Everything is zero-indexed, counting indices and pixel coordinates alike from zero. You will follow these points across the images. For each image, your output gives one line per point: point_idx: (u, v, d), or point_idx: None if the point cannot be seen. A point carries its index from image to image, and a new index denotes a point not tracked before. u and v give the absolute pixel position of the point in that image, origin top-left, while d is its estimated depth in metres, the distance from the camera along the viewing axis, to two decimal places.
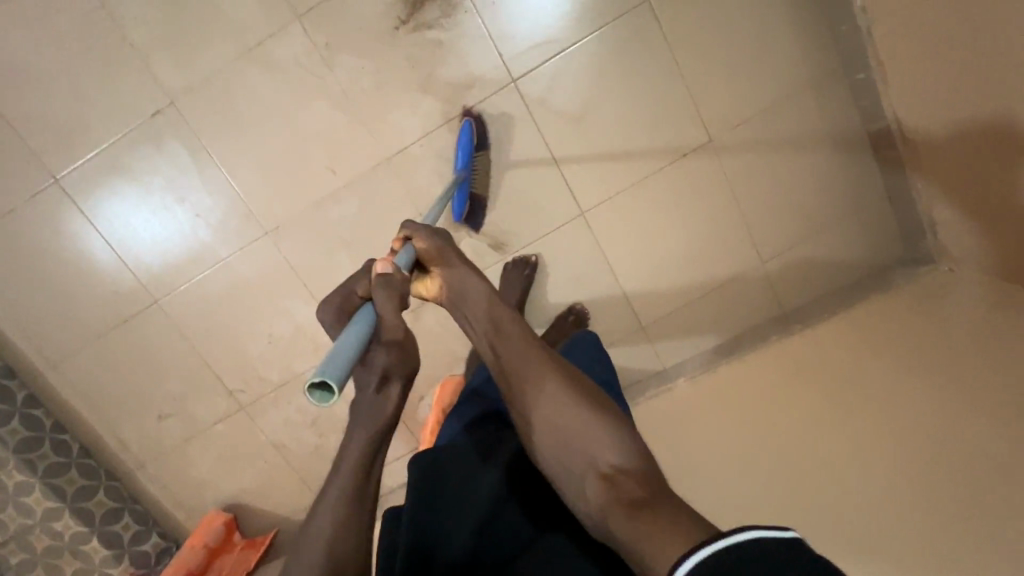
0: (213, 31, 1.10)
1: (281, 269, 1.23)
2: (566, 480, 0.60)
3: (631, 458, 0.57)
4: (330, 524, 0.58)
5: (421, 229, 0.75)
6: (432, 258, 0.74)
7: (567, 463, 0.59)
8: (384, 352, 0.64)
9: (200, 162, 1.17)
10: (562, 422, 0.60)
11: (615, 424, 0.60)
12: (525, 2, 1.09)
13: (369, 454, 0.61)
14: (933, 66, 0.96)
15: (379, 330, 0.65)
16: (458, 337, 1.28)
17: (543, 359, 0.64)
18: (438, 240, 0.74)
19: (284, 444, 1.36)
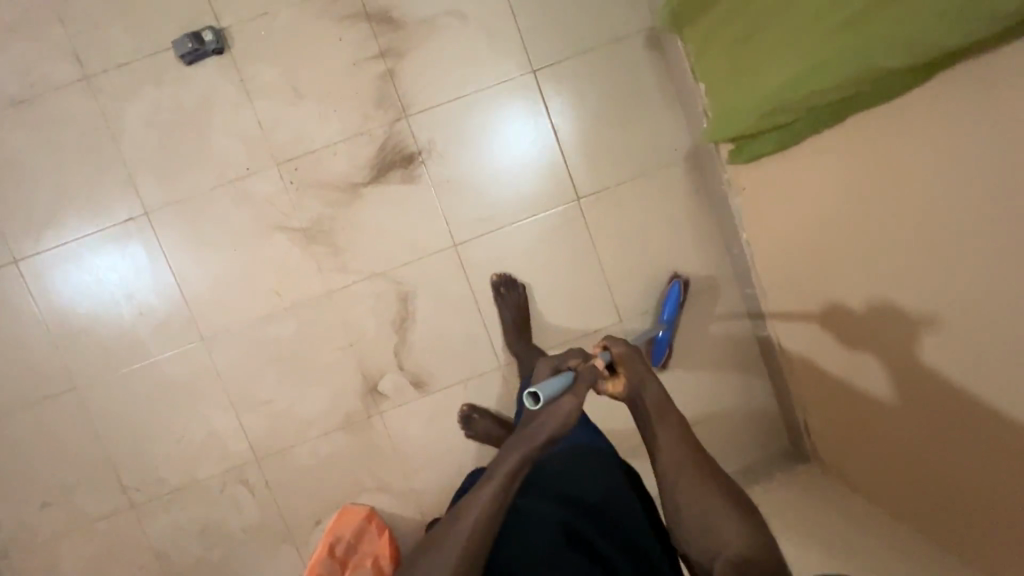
0: (199, 162, 1.25)
1: (209, 376, 1.29)
2: (702, 561, 0.70)
3: (732, 528, 0.69)
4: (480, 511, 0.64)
5: (621, 345, 0.83)
6: (619, 362, 0.82)
7: (711, 549, 0.69)
8: (570, 399, 0.73)
9: (157, 267, 1.26)
10: (705, 510, 0.71)
11: (735, 512, 0.70)
12: (475, 185, 1.29)
13: (510, 480, 0.67)
14: (800, 301, 1.15)
15: (569, 388, 0.75)
16: (364, 465, 1.32)
17: (699, 463, 0.75)
18: (630, 350, 0.83)
19: (164, 551, 1.31)
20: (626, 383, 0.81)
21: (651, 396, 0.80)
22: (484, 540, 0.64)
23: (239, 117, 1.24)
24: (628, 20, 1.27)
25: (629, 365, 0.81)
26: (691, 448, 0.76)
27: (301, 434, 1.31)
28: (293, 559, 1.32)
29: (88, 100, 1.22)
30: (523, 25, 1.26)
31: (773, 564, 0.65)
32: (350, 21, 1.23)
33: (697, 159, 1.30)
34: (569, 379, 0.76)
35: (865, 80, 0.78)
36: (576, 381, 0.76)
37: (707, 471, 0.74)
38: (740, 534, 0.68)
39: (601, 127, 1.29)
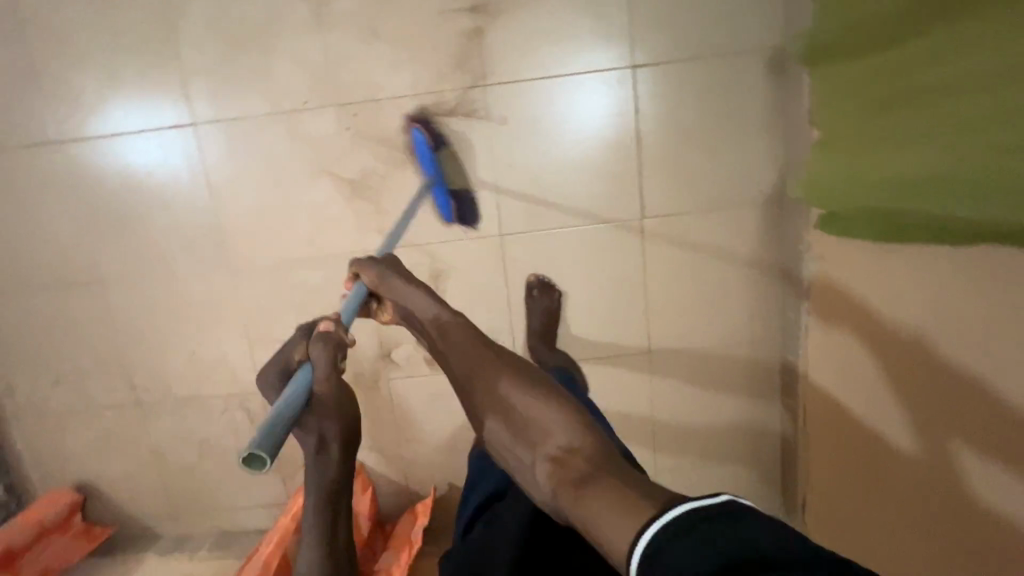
0: (255, 81, 1.16)
1: (229, 302, 1.28)
2: (521, 470, 0.68)
3: (540, 422, 0.68)
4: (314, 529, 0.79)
5: (366, 264, 0.81)
6: (376, 290, 0.80)
7: (520, 451, 0.68)
8: (325, 391, 0.66)
9: (195, 183, 1.22)
10: (519, 421, 0.69)
11: (558, 407, 0.69)
12: (536, 176, 1.19)
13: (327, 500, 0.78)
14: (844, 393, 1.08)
15: (311, 383, 0.65)
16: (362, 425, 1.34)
17: (492, 357, 0.75)
18: (380, 269, 0.81)
19: (161, 451, 1.37)
20: (395, 311, 0.81)
21: (417, 307, 0.78)
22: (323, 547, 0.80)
23: (306, 43, 1.14)
24: (754, 32, 1.11)
25: (388, 288, 0.79)
26: (480, 341, 0.77)
27: None
28: (279, 488, 1.39)
29: None
30: (634, 12, 1.11)
31: (597, 454, 0.63)
32: None
33: (780, 207, 1.18)
34: (310, 370, 0.65)
35: (978, 229, 0.72)
36: (316, 371, 0.66)
37: (513, 364, 0.74)
38: (569, 436, 0.66)
39: (688, 147, 1.17)
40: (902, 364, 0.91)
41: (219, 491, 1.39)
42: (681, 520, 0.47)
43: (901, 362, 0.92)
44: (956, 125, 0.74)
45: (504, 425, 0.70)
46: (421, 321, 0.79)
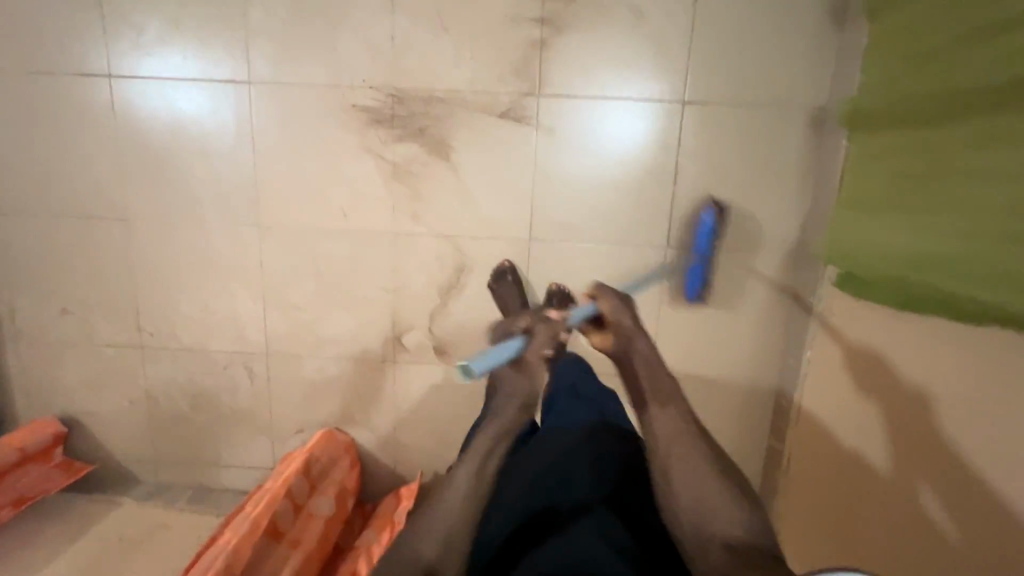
0: (317, 51, 1.18)
1: (251, 262, 1.29)
2: (687, 536, 0.68)
3: (717, 494, 0.69)
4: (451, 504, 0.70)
5: (608, 291, 0.87)
6: (605, 315, 0.86)
7: (691, 514, 0.68)
8: (535, 369, 0.77)
9: (240, 139, 1.23)
10: (697, 482, 0.70)
11: (733, 488, 0.70)
12: (574, 189, 1.23)
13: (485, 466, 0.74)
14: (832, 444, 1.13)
15: (520, 356, 0.78)
16: (361, 402, 1.36)
17: (689, 422, 0.76)
18: (620, 303, 0.86)
19: (155, 397, 1.37)
20: (613, 342, 0.85)
21: (635, 349, 0.83)
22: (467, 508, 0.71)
23: (374, 23, 1.16)
24: (802, 90, 1.16)
25: (614, 318, 0.85)
26: (687, 416, 0.77)
27: (315, 349, 1.33)
28: (267, 451, 1.39)
29: None
30: (693, 51, 1.16)
31: (762, 539, 0.66)
32: None
33: (797, 259, 1.23)
34: (523, 342, 0.78)
35: (988, 313, 0.76)
36: (530, 343, 0.78)
37: (694, 437, 0.75)
38: (737, 517, 0.67)
39: (722, 186, 1.22)
40: (894, 425, 0.97)
41: (207, 446, 1.39)
42: None
43: (893, 423, 0.97)
44: (981, 210, 0.79)
45: (678, 471, 0.71)
46: (638, 355, 0.83)
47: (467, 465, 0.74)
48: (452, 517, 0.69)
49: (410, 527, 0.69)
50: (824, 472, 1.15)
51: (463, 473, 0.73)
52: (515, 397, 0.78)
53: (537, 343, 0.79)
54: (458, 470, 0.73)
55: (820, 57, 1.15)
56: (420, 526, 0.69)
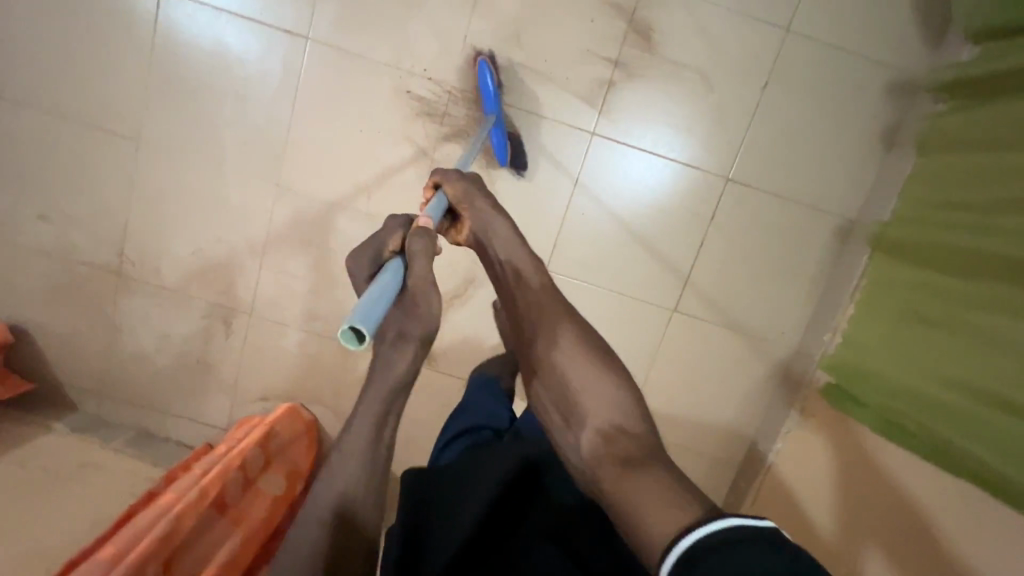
0: (386, 29, 1.15)
1: (259, 219, 1.24)
2: (559, 431, 0.62)
3: (607, 392, 0.61)
4: (354, 469, 0.56)
5: (449, 173, 0.77)
6: (455, 203, 0.76)
7: (563, 408, 0.62)
8: (421, 296, 0.58)
9: (282, 92, 1.17)
10: (579, 370, 0.62)
11: (617, 377, 0.62)
12: (601, 232, 1.23)
13: (381, 427, 0.58)
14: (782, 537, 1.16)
15: (405, 286, 0.59)
16: (333, 384, 1.32)
17: (558, 302, 0.68)
18: (467, 183, 0.75)
19: (119, 329, 1.29)
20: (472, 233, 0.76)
21: (494, 235, 0.73)
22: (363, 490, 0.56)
23: (452, 19, 1.14)
24: (837, 199, 1.20)
25: (466, 200, 0.75)
26: (554, 291, 0.70)
27: (301, 322, 1.29)
28: (225, 410, 1.34)
29: None
30: (749, 135, 1.18)
31: (648, 441, 0.57)
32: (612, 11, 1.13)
33: (791, 353, 1.27)
34: (400, 269, 0.60)
35: (980, 470, 0.80)
36: (412, 270, 0.60)
37: (566, 311, 0.68)
38: (620, 414, 0.59)
39: (741, 268, 1.24)
40: (849, 536, 1.00)
41: (164, 390, 1.33)
42: (706, 544, 0.42)
43: (847, 535, 1.01)
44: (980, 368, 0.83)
45: (554, 349, 0.64)
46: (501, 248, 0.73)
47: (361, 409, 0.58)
48: (352, 470, 0.56)
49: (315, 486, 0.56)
50: None
51: (364, 419, 0.57)
52: (407, 339, 0.57)
53: (419, 269, 0.60)
54: (358, 412, 0.58)
55: (863, 174, 1.19)
56: (317, 487, 0.56)
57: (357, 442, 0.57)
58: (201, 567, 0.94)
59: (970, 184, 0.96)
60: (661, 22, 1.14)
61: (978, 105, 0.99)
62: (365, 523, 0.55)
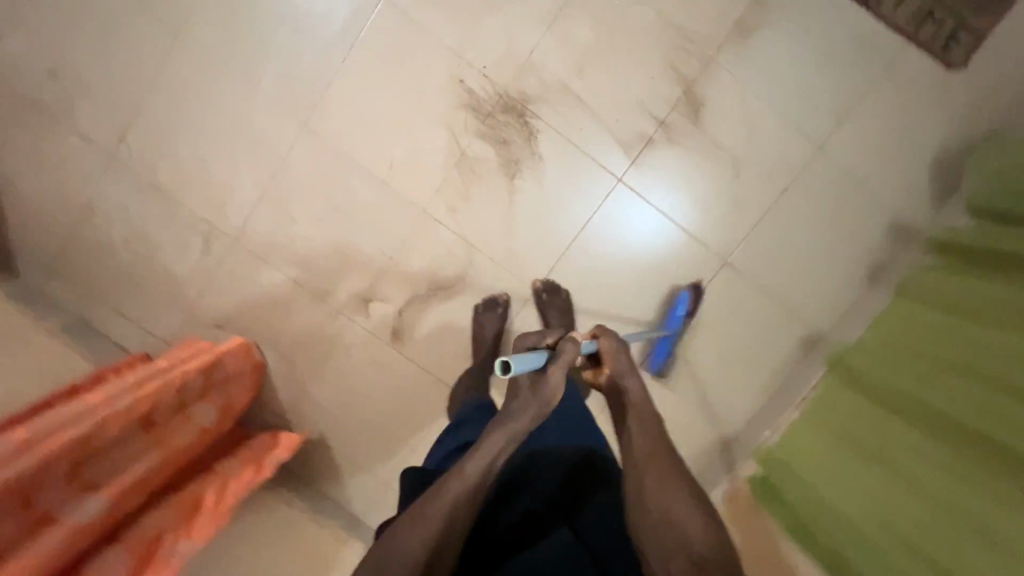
0: (460, 18, 1.16)
1: (277, 152, 1.22)
2: (637, 523, 0.64)
3: (686, 493, 0.65)
4: (447, 509, 0.61)
5: (614, 338, 0.75)
6: (604, 358, 0.75)
7: (649, 501, 0.64)
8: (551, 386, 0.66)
9: (340, 40, 1.17)
10: (659, 470, 0.66)
11: (683, 473, 0.67)
12: (598, 273, 1.27)
13: (485, 472, 0.63)
14: None
15: (543, 368, 0.67)
16: (295, 333, 1.31)
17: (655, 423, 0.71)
18: (621, 344, 0.75)
19: (97, 210, 1.26)
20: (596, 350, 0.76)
21: (626, 387, 0.73)
22: (451, 529, 0.61)
23: (525, 31, 1.16)
24: (822, 315, 1.26)
25: (612, 359, 0.74)
26: (648, 398, 0.74)
27: (285, 265, 1.28)
28: (177, 324, 1.31)
29: None
30: (757, 229, 1.24)
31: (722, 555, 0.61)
32: (673, 78, 1.18)
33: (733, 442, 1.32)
34: (544, 358, 0.67)
35: None
36: (555, 358, 0.68)
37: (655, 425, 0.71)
38: (699, 525, 0.63)
39: (715, 349, 1.29)
40: None
41: (126, 286, 1.30)
42: None
43: None
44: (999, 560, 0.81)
45: (637, 441, 0.69)
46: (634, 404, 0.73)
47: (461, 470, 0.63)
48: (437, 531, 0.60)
49: (392, 528, 0.62)
50: None
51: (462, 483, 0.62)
52: (528, 412, 0.65)
53: (560, 364, 0.67)
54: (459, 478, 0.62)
55: (846, 297, 1.25)
56: (406, 520, 0.61)
57: (459, 480, 0.62)
58: (106, 481, 0.89)
59: (963, 347, 0.98)
60: (713, 103, 1.19)
61: (977, 276, 1.03)
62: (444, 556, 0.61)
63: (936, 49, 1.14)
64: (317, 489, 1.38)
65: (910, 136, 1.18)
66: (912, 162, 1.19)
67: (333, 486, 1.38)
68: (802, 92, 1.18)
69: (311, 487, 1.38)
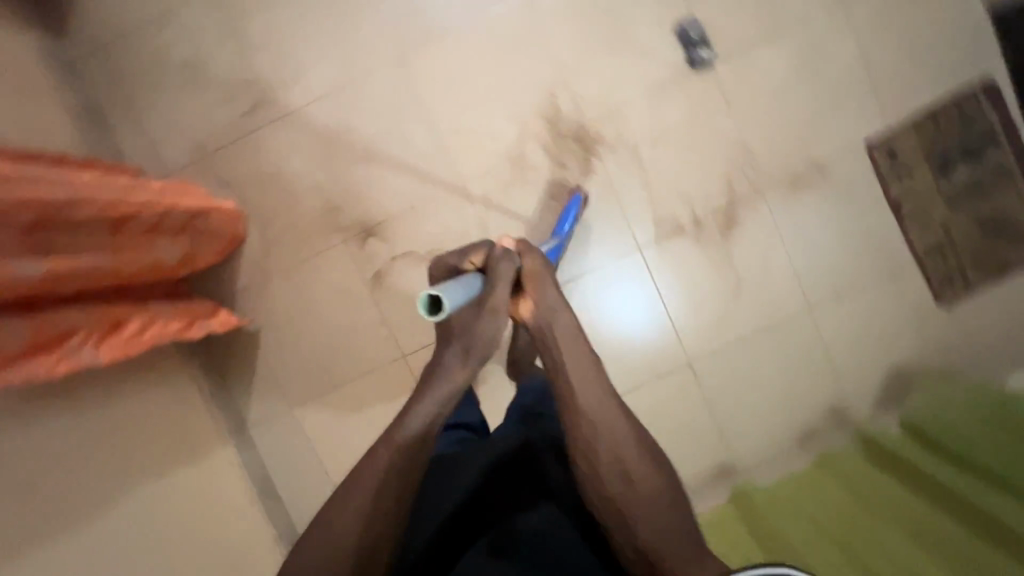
0: (576, 43, 1.25)
1: (362, 65, 1.27)
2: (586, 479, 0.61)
3: (626, 430, 0.62)
4: (380, 487, 0.59)
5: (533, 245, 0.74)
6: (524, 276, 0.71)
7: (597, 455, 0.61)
8: (489, 316, 0.66)
9: (468, 5, 1.25)
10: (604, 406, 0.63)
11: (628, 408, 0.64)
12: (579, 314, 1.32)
13: (416, 442, 0.61)
14: None
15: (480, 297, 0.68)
16: (287, 225, 1.32)
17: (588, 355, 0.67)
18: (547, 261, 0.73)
19: (173, 25, 1.27)
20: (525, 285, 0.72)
21: (558, 323, 0.68)
22: (387, 512, 0.59)
23: (623, 84, 1.26)
24: (747, 449, 1.33)
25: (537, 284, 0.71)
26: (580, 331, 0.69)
27: (313, 163, 1.30)
28: (182, 161, 1.30)
29: None
30: (728, 350, 1.32)
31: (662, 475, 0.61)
32: (721, 189, 1.28)
33: None
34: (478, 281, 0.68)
35: None
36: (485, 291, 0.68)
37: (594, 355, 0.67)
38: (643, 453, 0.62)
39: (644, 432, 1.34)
40: None
41: (156, 102, 1.29)
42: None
43: None
44: None
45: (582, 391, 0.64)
46: (550, 329, 0.68)
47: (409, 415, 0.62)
48: (378, 484, 0.59)
49: (323, 520, 0.59)
50: None
51: (404, 436, 0.61)
52: (467, 354, 0.65)
53: (496, 290, 0.68)
54: (402, 427, 0.61)
55: (771, 449, 1.33)
56: (334, 506, 0.59)
57: (388, 456, 0.60)
58: (59, 250, 0.85)
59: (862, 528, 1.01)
60: (742, 227, 1.30)
61: (890, 475, 1.11)
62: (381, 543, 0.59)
63: (930, 282, 1.29)
64: (223, 379, 1.35)
65: (880, 339, 1.31)
66: (872, 362, 1.32)
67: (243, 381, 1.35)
68: (816, 257, 1.30)
69: (218, 373, 1.35)
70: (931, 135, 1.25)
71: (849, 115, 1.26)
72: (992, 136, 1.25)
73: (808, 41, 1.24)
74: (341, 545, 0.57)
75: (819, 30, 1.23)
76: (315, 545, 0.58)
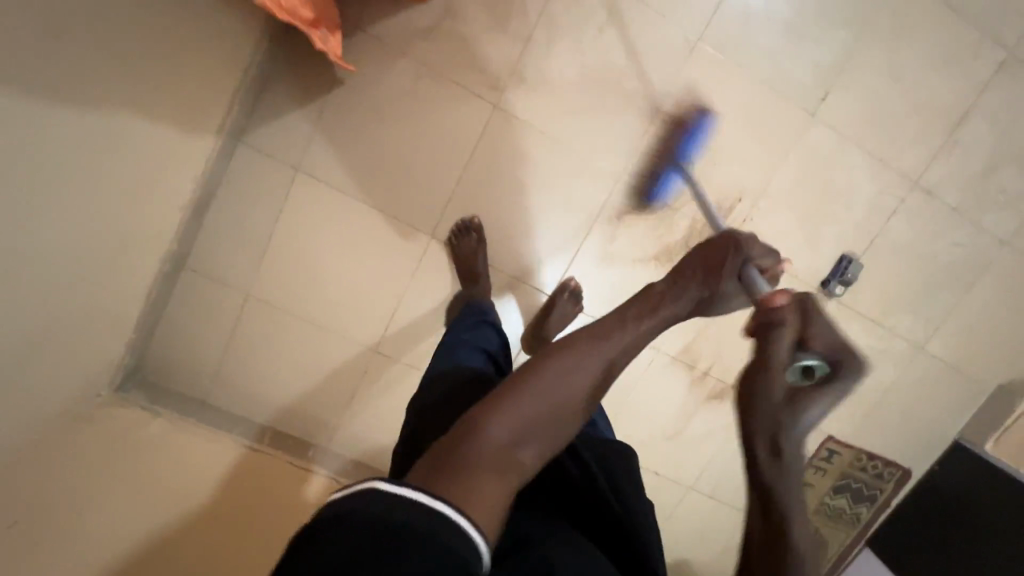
0: (794, 189, 1.26)
1: (664, 1, 1.12)
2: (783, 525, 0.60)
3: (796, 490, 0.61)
4: (528, 418, 0.57)
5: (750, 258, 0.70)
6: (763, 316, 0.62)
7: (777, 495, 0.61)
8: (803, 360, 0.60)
9: (775, 74, 1.18)
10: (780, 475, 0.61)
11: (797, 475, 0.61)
12: None
13: (574, 400, 0.60)
14: (280, 510, 1.21)
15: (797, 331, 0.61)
16: (464, 38, 1.11)
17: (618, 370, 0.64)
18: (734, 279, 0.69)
19: None
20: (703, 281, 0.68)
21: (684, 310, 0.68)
22: (537, 438, 0.58)
23: (780, 251, 1.30)
24: None
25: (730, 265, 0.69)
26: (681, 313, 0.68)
27: (544, 18, 1.11)
28: None
29: (901, 160, 1.26)
30: None
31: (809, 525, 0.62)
32: (741, 372, 1.41)
33: None
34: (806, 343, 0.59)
35: None
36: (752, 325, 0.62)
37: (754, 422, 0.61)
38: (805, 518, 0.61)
39: None
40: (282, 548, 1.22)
41: None
42: None
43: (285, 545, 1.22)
44: None
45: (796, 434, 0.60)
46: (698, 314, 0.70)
47: (548, 381, 0.60)
48: (536, 409, 0.58)
49: (465, 426, 0.56)
50: (267, 491, 1.20)
51: (555, 391, 0.60)
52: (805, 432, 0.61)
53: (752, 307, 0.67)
54: (546, 386, 0.59)
55: None
56: (506, 409, 0.57)
57: (546, 394, 0.59)
58: None
59: None
60: (722, 408, 1.43)
61: None
62: (521, 457, 0.56)
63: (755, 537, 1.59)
64: (266, 80, 1.11)
65: (696, 542, 1.57)
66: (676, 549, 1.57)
67: (280, 101, 1.13)
68: (727, 465, 1.50)
69: (268, 75, 1.11)
70: (856, 467, 1.52)
71: (844, 414, 1.47)
72: (875, 499, 1.57)
73: (882, 351, 1.41)
74: (495, 463, 0.54)
75: (894, 351, 1.42)
76: (470, 442, 0.54)
